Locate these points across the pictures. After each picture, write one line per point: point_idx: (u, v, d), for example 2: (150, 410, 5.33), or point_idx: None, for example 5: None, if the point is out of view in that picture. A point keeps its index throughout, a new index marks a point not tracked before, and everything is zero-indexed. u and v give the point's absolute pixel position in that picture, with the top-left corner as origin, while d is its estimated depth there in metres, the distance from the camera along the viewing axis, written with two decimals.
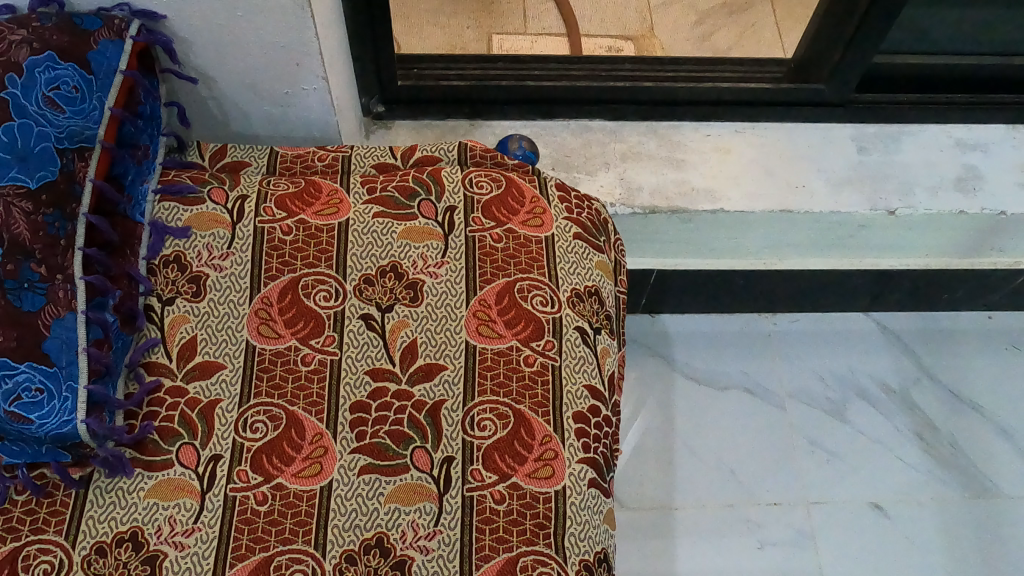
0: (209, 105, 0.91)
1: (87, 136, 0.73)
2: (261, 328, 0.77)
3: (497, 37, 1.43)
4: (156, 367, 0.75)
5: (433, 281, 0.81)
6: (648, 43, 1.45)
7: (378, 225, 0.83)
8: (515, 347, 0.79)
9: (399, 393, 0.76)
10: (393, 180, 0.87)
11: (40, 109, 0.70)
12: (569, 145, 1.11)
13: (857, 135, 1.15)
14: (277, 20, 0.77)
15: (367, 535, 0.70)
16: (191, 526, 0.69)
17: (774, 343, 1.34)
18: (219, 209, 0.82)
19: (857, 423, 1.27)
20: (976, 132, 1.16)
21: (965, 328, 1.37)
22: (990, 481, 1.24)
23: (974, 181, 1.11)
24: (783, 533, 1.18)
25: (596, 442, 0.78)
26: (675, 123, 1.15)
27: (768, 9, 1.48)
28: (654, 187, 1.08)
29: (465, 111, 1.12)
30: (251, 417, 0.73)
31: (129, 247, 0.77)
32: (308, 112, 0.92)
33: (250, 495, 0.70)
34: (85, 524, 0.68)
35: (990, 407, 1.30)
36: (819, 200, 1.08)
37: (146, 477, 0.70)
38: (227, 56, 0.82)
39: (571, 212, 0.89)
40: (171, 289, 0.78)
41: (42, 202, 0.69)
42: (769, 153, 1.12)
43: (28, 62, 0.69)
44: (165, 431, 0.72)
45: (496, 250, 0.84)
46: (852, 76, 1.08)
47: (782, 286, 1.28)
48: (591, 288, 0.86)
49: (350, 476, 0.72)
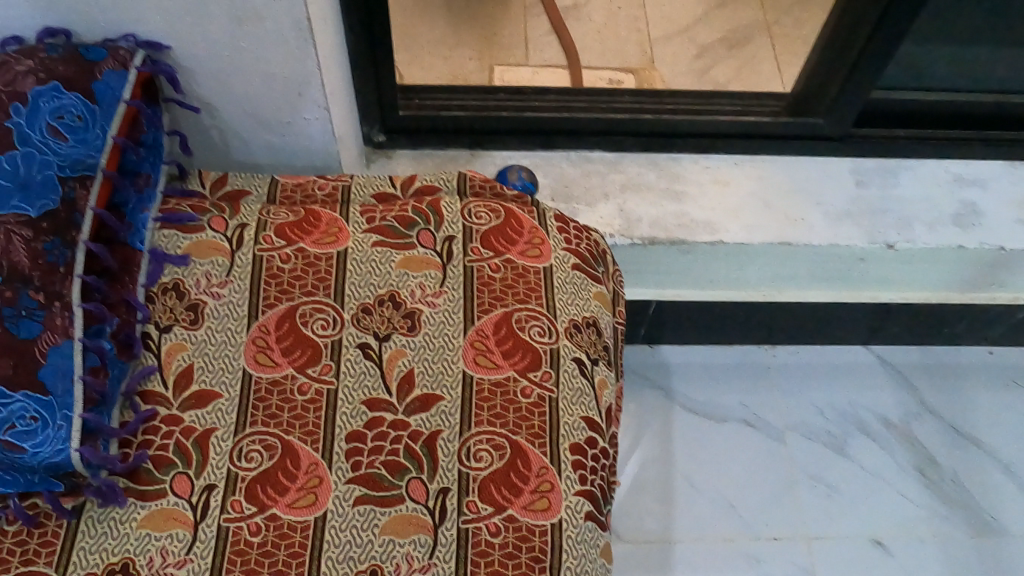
0: (212, 134, 0.91)
1: (89, 164, 0.73)
2: (258, 356, 0.77)
3: (499, 68, 1.44)
4: (152, 395, 0.74)
5: (432, 310, 0.81)
6: (648, 75, 1.47)
7: (377, 254, 0.84)
8: (512, 378, 0.79)
9: (395, 423, 0.75)
10: (393, 210, 0.87)
11: (43, 138, 0.71)
12: (569, 176, 1.12)
13: (855, 168, 1.16)
14: (281, 51, 0.78)
15: (361, 567, 0.69)
16: (183, 558, 0.68)
17: (774, 374, 1.34)
18: (219, 237, 0.83)
19: (857, 458, 1.26)
20: (974, 167, 1.17)
21: (965, 362, 1.37)
22: (993, 518, 1.22)
23: (972, 215, 1.12)
24: (783, 568, 1.16)
25: (593, 474, 0.77)
26: (675, 155, 1.16)
27: (767, 44, 1.50)
28: (654, 218, 1.08)
29: (466, 141, 1.13)
30: (246, 446, 0.73)
31: (128, 274, 0.77)
32: (309, 141, 0.93)
33: (243, 525, 0.69)
34: (76, 554, 0.67)
35: (992, 443, 1.29)
36: (817, 233, 1.08)
37: (140, 506, 0.70)
38: (231, 87, 0.84)
39: (569, 243, 0.90)
40: (169, 317, 0.78)
41: (42, 229, 0.69)
42: (768, 185, 1.13)
43: (33, 92, 0.71)
44: (159, 460, 0.72)
45: (495, 280, 0.84)
46: (850, 110, 1.09)
47: (782, 318, 1.28)
48: (589, 319, 0.86)
49: (345, 507, 0.71)
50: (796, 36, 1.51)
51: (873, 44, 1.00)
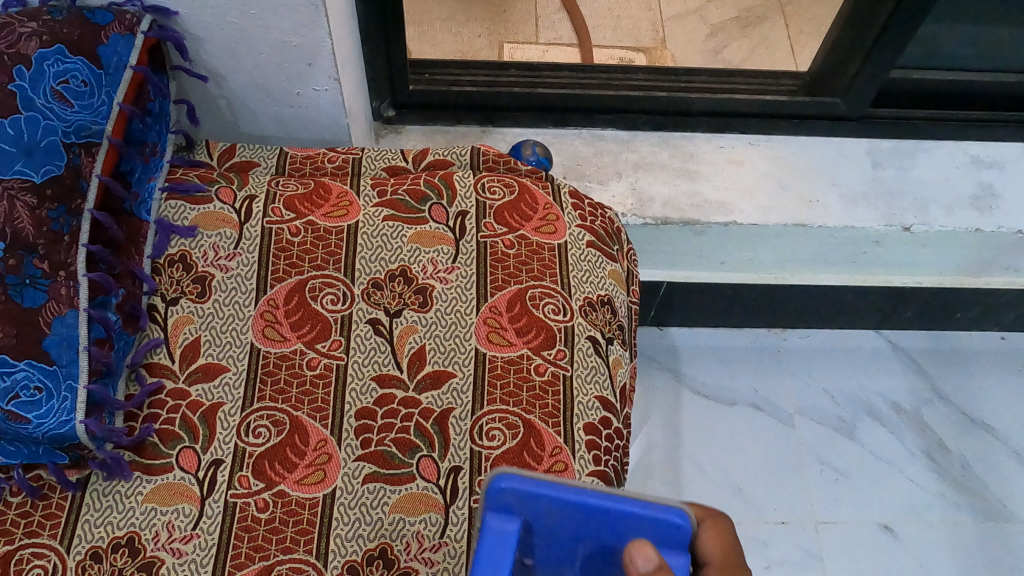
0: (219, 104, 0.89)
1: (95, 131, 0.71)
2: (267, 330, 0.76)
3: (508, 46, 1.42)
4: (158, 367, 0.73)
5: (444, 287, 0.80)
6: (660, 55, 1.44)
7: (388, 228, 0.82)
8: (526, 356, 0.77)
9: (405, 400, 0.74)
10: (405, 183, 0.85)
11: (47, 102, 0.69)
12: (581, 154, 1.10)
13: (872, 150, 1.14)
14: (290, 19, 0.76)
15: (370, 545, 0.68)
16: (189, 533, 0.67)
17: (784, 358, 1.32)
18: (227, 209, 0.81)
19: (867, 442, 1.25)
20: (993, 150, 1.15)
21: (976, 348, 1.36)
22: (1003, 504, 1.21)
23: (990, 199, 1.10)
24: (791, 552, 1.15)
25: (607, 455, 0.76)
26: (688, 134, 1.14)
27: (781, 25, 1.47)
28: (666, 198, 1.07)
29: (476, 117, 1.11)
30: (254, 422, 0.72)
31: (133, 245, 0.75)
32: (318, 113, 0.91)
33: (250, 501, 0.68)
34: (81, 527, 0.66)
35: (1002, 429, 1.28)
36: (833, 215, 1.07)
37: (146, 480, 0.68)
38: (239, 57, 0.81)
39: (584, 220, 0.88)
40: (176, 289, 0.77)
41: (46, 196, 0.68)
42: (783, 166, 1.11)
43: (37, 55, 0.69)
44: (165, 435, 0.70)
45: (508, 257, 0.82)
46: (867, 90, 1.07)
47: (793, 301, 1.26)
48: (604, 297, 0.84)
49: (354, 484, 0.70)
50: (811, 16, 1.48)
51: (895, 22, 0.97)
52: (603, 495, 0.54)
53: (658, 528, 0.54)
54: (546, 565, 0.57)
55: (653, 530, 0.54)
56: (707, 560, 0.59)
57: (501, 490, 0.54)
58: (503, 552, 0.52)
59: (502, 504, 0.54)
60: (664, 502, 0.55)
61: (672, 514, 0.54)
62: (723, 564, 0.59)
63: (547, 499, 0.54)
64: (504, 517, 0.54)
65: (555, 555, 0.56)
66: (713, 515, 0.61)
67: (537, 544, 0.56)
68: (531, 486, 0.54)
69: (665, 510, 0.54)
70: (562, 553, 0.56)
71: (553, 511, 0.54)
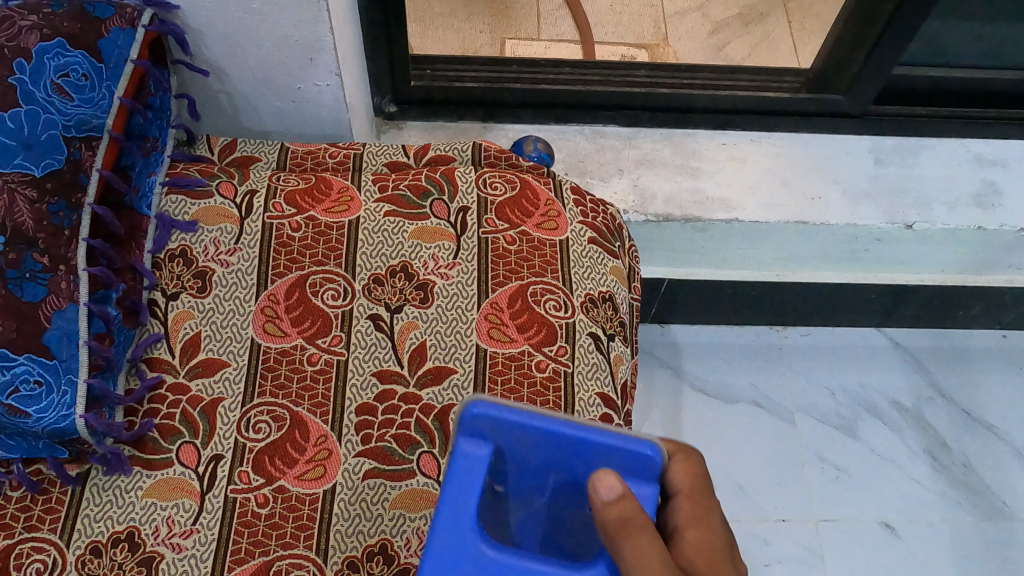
0: (220, 99, 0.89)
1: (94, 125, 0.71)
2: (267, 325, 0.75)
3: (510, 42, 1.41)
4: (159, 362, 0.73)
5: (445, 282, 0.80)
6: (662, 52, 1.44)
7: (389, 224, 0.82)
8: (527, 352, 0.77)
9: (406, 396, 0.74)
10: (406, 179, 0.85)
11: (48, 95, 0.68)
12: (583, 150, 1.10)
13: (874, 147, 1.13)
14: (291, 14, 0.76)
15: (370, 541, 0.68)
16: (189, 528, 0.67)
17: (785, 356, 1.32)
18: (228, 204, 0.81)
19: (868, 441, 1.25)
20: (996, 148, 1.15)
21: (978, 346, 1.35)
22: (1004, 502, 1.21)
23: (992, 197, 1.10)
24: (791, 550, 1.15)
25: None
26: (690, 131, 1.13)
27: (784, 22, 1.47)
28: (668, 195, 1.06)
29: (478, 113, 1.10)
30: (254, 417, 0.72)
31: (134, 239, 0.75)
32: (319, 108, 0.91)
33: (250, 497, 0.68)
34: (80, 522, 0.66)
35: (1004, 428, 1.28)
36: (835, 212, 1.06)
37: (145, 475, 0.68)
38: (240, 51, 0.81)
39: (585, 216, 0.87)
40: (176, 284, 0.76)
41: (47, 190, 0.68)
42: (786, 163, 1.11)
43: (38, 48, 0.68)
44: (165, 430, 0.70)
45: (510, 253, 0.82)
46: (870, 87, 1.07)
47: (795, 299, 1.26)
48: (605, 294, 0.84)
49: (354, 480, 0.70)
50: (814, 13, 1.48)
51: (899, 19, 0.96)
52: (578, 425, 0.52)
53: (629, 459, 0.53)
54: (517, 493, 0.57)
55: (623, 461, 0.53)
56: (674, 490, 0.56)
57: (474, 417, 0.52)
58: (471, 477, 0.52)
59: (474, 429, 0.53)
60: (639, 435, 0.53)
61: (648, 448, 0.52)
62: (691, 495, 0.56)
63: (520, 427, 0.52)
64: (477, 441, 0.53)
65: (525, 485, 0.56)
66: (685, 449, 0.58)
67: (509, 470, 0.56)
68: (505, 414, 0.52)
69: (638, 442, 0.53)
70: (533, 483, 0.56)
71: (525, 438, 0.53)
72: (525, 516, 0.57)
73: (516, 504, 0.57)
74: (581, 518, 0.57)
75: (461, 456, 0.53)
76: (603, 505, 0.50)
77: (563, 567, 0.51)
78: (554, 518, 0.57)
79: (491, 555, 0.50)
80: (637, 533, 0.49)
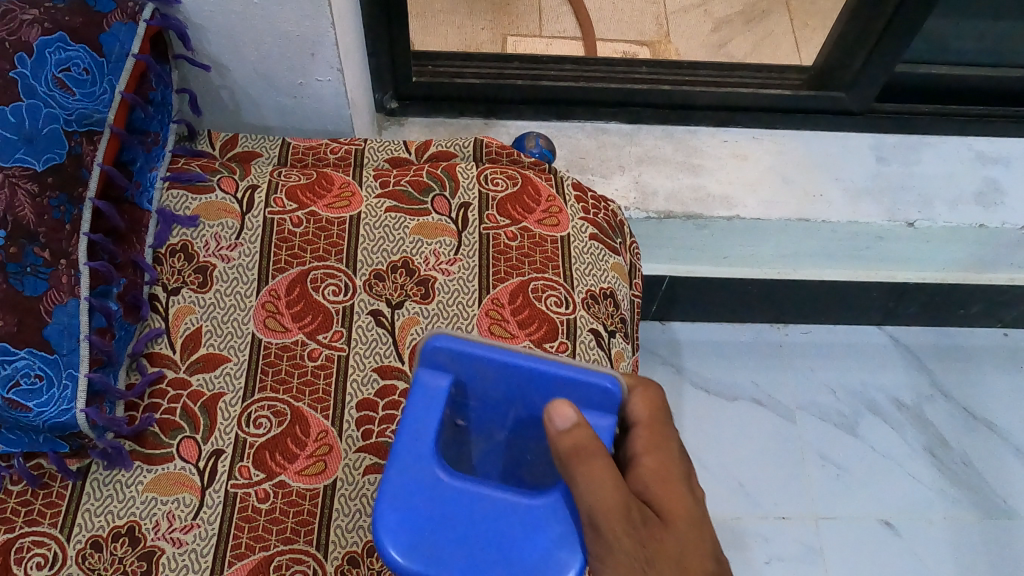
0: (222, 94, 0.89)
1: (97, 119, 0.71)
2: (268, 321, 0.75)
3: (512, 39, 1.41)
4: (159, 357, 0.73)
5: (446, 278, 0.80)
6: (664, 49, 1.43)
7: (390, 220, 0.82)
8: (528, 348, 0.77)
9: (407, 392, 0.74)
10: (407, 174, 0.85)
11: (49, 90, 0.68)
12: (584, 147, 1.10)
13: (876, 145, 1.13)
14: (292, 9, 0.75)
15: (371, 536, 0.68)
16: (189, 523, 0.67)
17: (785, 353, 1.32)
18: (229, 199, 0.81)
19: (868, 438, 1.25)
20: (998, 146, 1.15)
21: (979, 344, 1.35)
22: (1004, 500, 1.21)
23: (994, 195, 1.09)
24: (791, 548, 1.15)
25: None
26: (692, 128, 1.13)
27: (786, 19, 1.47)
28: (669, 191, 1.06)
29: (479, 110, 1.10)
30: (255, 412, 0.72)
31: (135, 234, 0.75)
32: (321, 104, 0.91)
33: (251, 492, 0.68)
34: (81, 516, 0.66)
35: (1004, 426, 1.28)
36: (836, 210, 1.06)
37: (146, 470, 0.68)
38: (242, 46, 0.81)
39: (587, 212, 0.87)
40: (177, 278, 0.76)
41: (48, 184, 0.67)
42: (787, 161, 1.11)
43: (40, 43, 0.68)
44: (165, 424, 0.70)
45: (511, 249, 0.82)
46: (872, 84, 1.06)
47: (796, 296, 1.26)
48: (607, 290, 0.84)
49: (355, 476, 0.70)
50: (816, 11, 1.48)
51: (902, 16, 0.96)
52: (535, 358, 0.54)
53: (587, 390, 0.54)
54: (479, 427, 0.59)
55: (582, 392, 0.54)
56: (634, 421, 0.56)
57: (434, 349, 0.54)
58: (430, 407, 0.55)
59: (435, 361, 0.55)
60: (597, 368, 0.54)
61: (605, 380, 0.53)
62: (650, 424, 0.56)
63: (478, 359, 0.54)
64: (437, 373, 0.55)
65: (488, 418, 0.58)
66: (644, 382, 0.57)
67: (471, 405, 0.58)
68: (463, 346, 0.54)
69: (597, 374, 0.54)
70: (496, 415, 0.58)
71: (484, 370, 0.55)
72: (488, 450, 0.60)
73: (480, 436, 0.59)
74: (541, 451, 0.59)
75: (421, 385, 0.55)
76: (559, 434, 0.51)
77: (518, 495, 0.53)
78: (514, 451, 0.59)
79: (446, 481, 0.53)
80: (590, 458, 0.50)
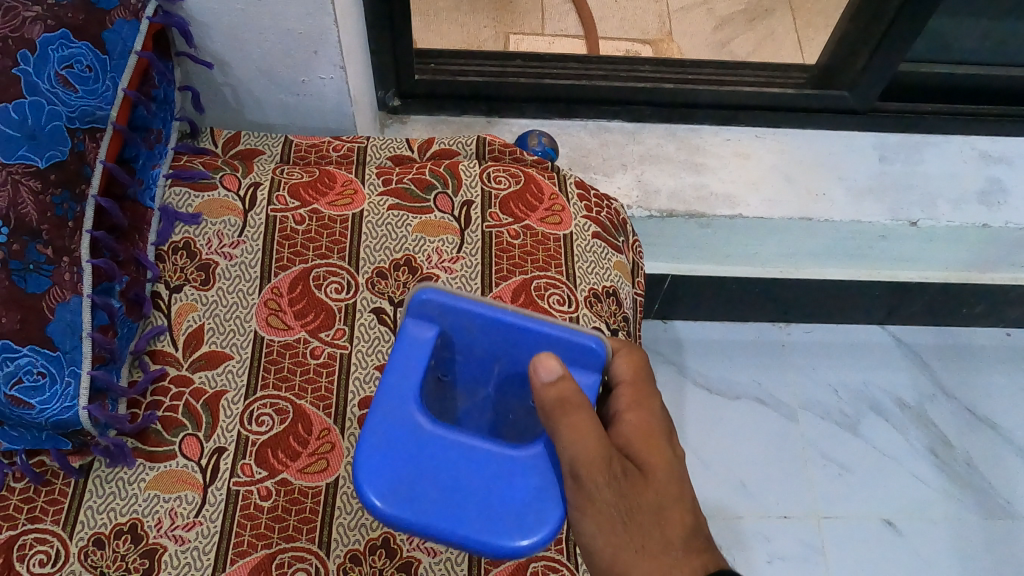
0: (224, 91, 0.89)
1: (99, 117, 0.71)
2: (271, 319, 0.75)
3: (514, 37, 1.41)
4: (162, 354, 0.73)
5: (448, 276, 0.80)
6: (666, 47, 1.43)
7: (393, 218, 0.82)
8: None
9: None
10: (410, 172, 0.85)
11: (52, 87, 0.68)
12: (587, 146, 1.10)
13: (879, 144, 1.13)
14: (296, 7, 0.75)
15: (373, 535, 0.68)
16: (192, 521, 0.67)
17: (788, 352, 1.32)
18: (231, 197, 0.81)
19: (871, 438, 1.25)
20: (1001, 145, 1.14)
21: (982, 344, 1.35)
22: (1006, 500, 1.21)
23: (998, 194, 1.09)
24: (793, 547, 1.15)
25: None
26: (695, 127, 1.13)
27: (788, 18, 1.46)
28: (672, 190, 1.06)
29: (481, 108, 1.10)
30: (257, 410, 0.71)
31: (137, 231, 0.75)
32: (323, 101, 0.91)
33: (253, 489, 0.68)
34: (83, 514, 0.66)
35: (1006, 425, 1.28)
36: (839, 209, 1.06)
37: (148, 468, 0.68)
38: (244, 43, 0.81)
39: (590, 211, 0.87)
40: (179, 276, 0.77)
41: (50, 181, 0.67)
42: (790, 160, 1.10)
43: (42, 39, 0.67)
44: (167, 422, 0.70)
45: (514, 247, 0.82)
46: (876, 83, 1.06)
47: (798, 295, 1.26)
48: (609, 288, 0.84)
49: None
50: (819, 9, 1.47)
51: (907, 15, 0.96)
52: (520, 316, 0.59)
53: (569, 349, 0.59)
54: (463, 383, 0.63)
55: (563, 351, 0.59)
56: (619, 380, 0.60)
57: (424, 301, 0.58)
58: (415, 354, 0.58)
59: (423, 313, 0.59)
60: (578, 329, 0.59)
61: (585, 339, 0.58)
62: (633, 383, 0.60)
63: (466, 313, 0.58)
64: (424, 325, 0.59)
65: (471, 375, 0.62)
66: (628, 345, 0.62)
67: (456, 360, 0.62)
68: (452, 300, 0.58)
69: (579, 334, 0.59)
70: (479, 372, 0.62)
71: (471, 325, 0.59)
72: (471, 408, 0.63)
73: (463, 393, 0.63)
74: (524, 412, 0.62)
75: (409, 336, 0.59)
76: (543, 386, 0.55)
77: (501, 446, 0.57)
78: (497, 412, 0.63)
79: (426, 425, 0.56)
80: (574, 410, 0.53)
